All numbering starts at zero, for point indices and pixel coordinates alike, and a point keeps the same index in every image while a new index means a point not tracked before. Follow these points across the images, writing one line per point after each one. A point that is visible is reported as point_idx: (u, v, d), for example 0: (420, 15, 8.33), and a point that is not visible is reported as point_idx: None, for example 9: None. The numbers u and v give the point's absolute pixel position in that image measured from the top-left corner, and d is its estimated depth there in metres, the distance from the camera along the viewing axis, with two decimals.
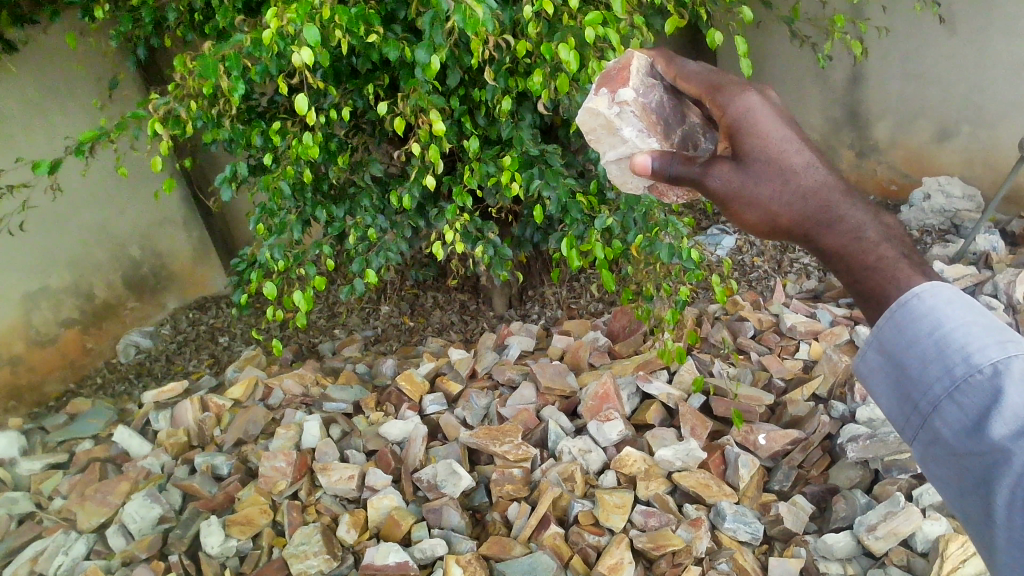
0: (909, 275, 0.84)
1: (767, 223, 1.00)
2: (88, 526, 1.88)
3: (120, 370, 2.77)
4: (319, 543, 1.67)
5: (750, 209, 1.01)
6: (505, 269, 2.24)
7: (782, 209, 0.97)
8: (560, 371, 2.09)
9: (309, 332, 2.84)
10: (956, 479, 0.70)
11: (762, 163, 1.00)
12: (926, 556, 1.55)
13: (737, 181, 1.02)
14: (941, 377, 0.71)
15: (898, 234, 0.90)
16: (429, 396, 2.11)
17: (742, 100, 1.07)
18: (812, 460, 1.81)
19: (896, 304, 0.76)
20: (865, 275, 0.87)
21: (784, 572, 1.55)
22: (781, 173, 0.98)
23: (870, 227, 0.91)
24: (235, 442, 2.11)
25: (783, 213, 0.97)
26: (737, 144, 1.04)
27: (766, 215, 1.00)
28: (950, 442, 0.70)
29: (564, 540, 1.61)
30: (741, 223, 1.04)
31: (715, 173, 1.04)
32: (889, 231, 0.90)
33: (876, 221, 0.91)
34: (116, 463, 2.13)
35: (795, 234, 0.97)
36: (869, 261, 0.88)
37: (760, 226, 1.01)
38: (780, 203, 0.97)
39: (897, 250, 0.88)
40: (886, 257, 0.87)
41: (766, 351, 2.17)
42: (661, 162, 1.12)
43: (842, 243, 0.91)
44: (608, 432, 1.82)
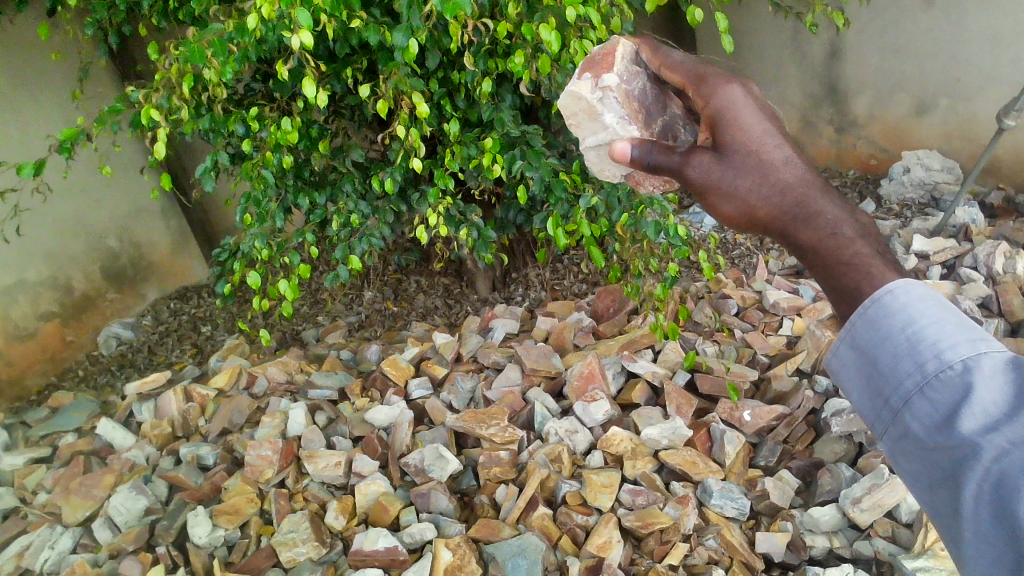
0: (883, 272, 0.82)
1: (745, 216, 1.01)
2: (73, 520, 1.87)
3: (102, 362, 2.75)
4: (307, 530, 1.67)
5: (728, 202, 1.02)
6: (488, 252, 2.23)
7: (760, 202, 0.98)
8: (545, 353, 2.09)
9: (292, 319, 2.82)
10: (924, 473, 0.71)
11: (741, 156, 1.02)
12: (910, 526, 1.57)
13: (716, 172, 1.03)
14: (912, 372, 0.71)
15: (875, 232, 0.89)
16: (414, 381, 2.10)
17: (725, 93, 1.07)
18: (796, 434, 1.82)
19: (869, 300, 0.77)
20: (838, 271, 0.86)
21: (772, 546, 1.55)
22: (760, 167, 0.99)
23: (846, 224, 0.90)
24: (221, 431, 2.10)
25: (760, 207, 0.98)
26: (720, 136, 1.04)
27: (743, 208, 1.01)
28: (919, 437, 0.71)
29: (552, 521, 1.61)
30: (720, 216, 1.06)
31: (695, 164, 1.05)
32: (865, 229, 0.89)
33: (852, 218, 0.90)
34: (99, 456, 2.12)
35: (773, 229, 0.98)
36: (844, 257, 0.86)
37: (738, 219, 1.03)
38: (758, 196, 0.98)
39: (871, 247, 0.87)
40: (860, 254, 0.86)
41: (750, 327, 2.17)
42: (640, 151, 1.13)
43: (816, 238, 0.91)
44: (594, 412, 1.82)
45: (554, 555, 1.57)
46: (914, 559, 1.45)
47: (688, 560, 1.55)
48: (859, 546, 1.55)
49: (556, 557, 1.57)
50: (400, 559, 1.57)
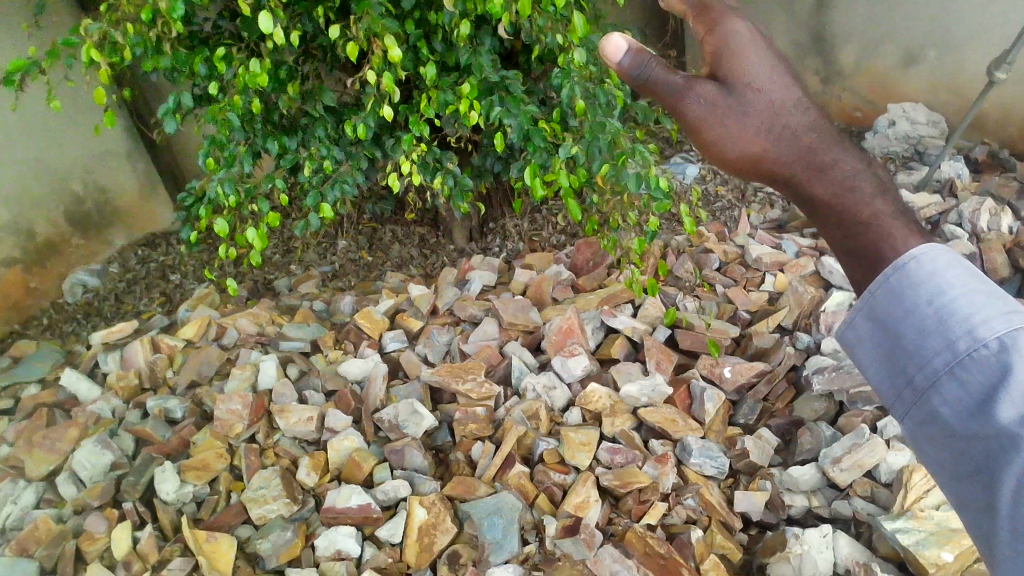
0: (906, 237, 0.79)
1: (747, 161, 0.92)
2: (36, 475, 1.82)
3: (67, 311, 2.68)
4: (278, 487, 1.65)
5: (729, 142, 0.91)
6: (464, 201, 2.17)
7: (768, 148, 0.90)
8: (523, 307, 2.04)
9: (264, 268, 2.74)
10: (953, 458, 0.67)
11: (748, 92, 0.91)
12: (890, 486, 1.56)
13: (722, 106, 0.91)
14: (942, 351, 0.66)
15: (891, 190, 0.86)
16: (389, 334, 2.06)
17: (732, 25, 0.96)
18: (777, 392, 1.80)
19: (892, 268, 0.71)
20: (857, 230, 0.82)
21: (750, 505, 1.54)
22: (770, 108, 0.90)
23: (864, 181, 0.85)
24: (189, 384, 2.04)
25: (767, 155, 0.90)
26: (722, 66, 0.93)
27: (746, 152, 0.91)
28: (949, 421, 0.66)
29: (529, 479, 1.59)
30: (710, 155, 0.95)
31: (698, 92, 0.92)
32: (883, 187, 0.86)
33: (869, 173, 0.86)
34: (64, 408, 2.06)
35: (778, 177, 0.90)
36: (862, 216, 0.82)
37: (736, 163, 0.92)
38: (768, 137, 0.89)
39: (893, 208, 0.83)
40: (880, 212, 0.82)
41: (732, 283, 2.13)
42: (633, 61, 0.95)
43: (832, 193, 0.85)
44: (573, 368, 1.79)
45: (531, 515, 1.55)
46: (893, 521, 1.43)
47: (666, 520, 1.53)
48: (837, 506, 1.55)
49: (532, 516, 1.55)
50: (373, 517, 1.56)
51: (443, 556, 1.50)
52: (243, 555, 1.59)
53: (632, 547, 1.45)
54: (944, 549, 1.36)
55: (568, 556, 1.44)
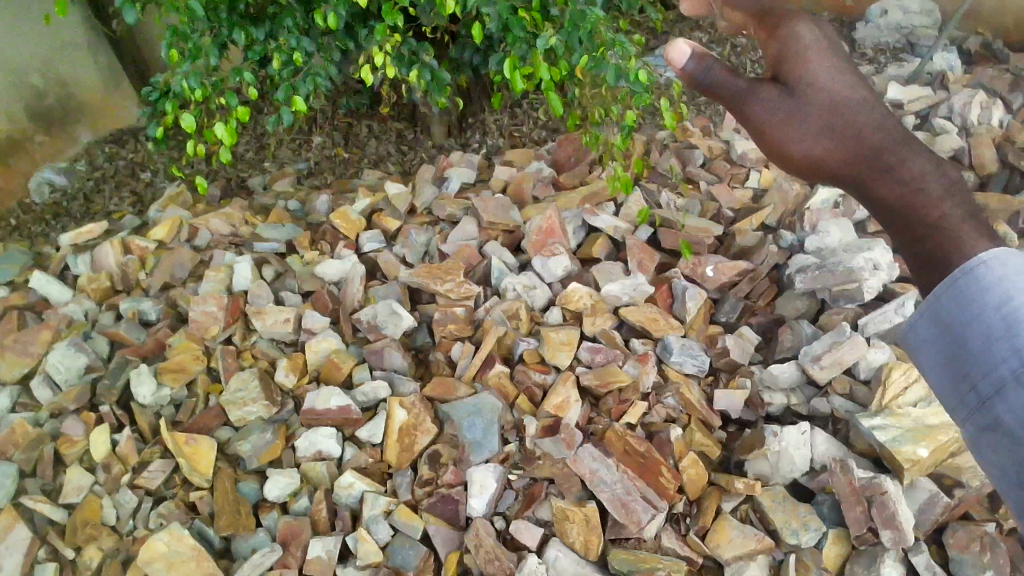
0: (975, 241, 0.82)
1: (810, 163, 0.97)
2: (10, 379, 1.80)
3: (35, 211, 2.59)
4: (256, 389, 1.63)
5: (792, 143, 0.97)
6: (442, 96, 2.09)
7: (831, 150, 0.94)
8: (503, 206, 1.97)
9: (238, 166, 2.66)
10: (1014, 463, 0.73)
11: (813, 94, 0.95)
12: (868, 383, 1.57)
13: (785, 110, 0.96)
14: (1008, 358, 0.72)
15: (961, 189, 0.88)
16: (366, 234, 2.01)
17: (795, 26, 0.98)
18: (758, 291, 1.78)
19: (960, 272, 0.76)
20: (925, 235, 0.85)
21: (729, 404, 1.55)
22: (834, 112, 0.94)
23: (932, 181, 0.88)
24: (163, 286, 2.00)
25: (829, 156, 0.95)
26: (784, 67, 0.97)
27: (809, 154, 0.96)
28: (1012, 428, 0.72)
29: (509, 380, 1.58)
30: (776, 156, 1.00)
31: (761, 97, 0.97)
32: (952, 187, 0.88)
33: (938, 174, 0.89)
34: (35, 311, 2.02)
35: (844, 178, 0.95)
36: (932, 219, 0.86)
37: (800, 164, 0.98)
38: (832, 143, 0.94)
39: (962, 209, 0.86)
40: (949, 216, 0.85)
41: (716, 180, 2.09)
42: (697, 65, 0.99)
43: (899, 195, 0.90)
44: (553, 268, 1.76)
45: (511, 415, 1.54)
46: (871, 418, 1.45)
47: (646, 419, 1.54)
48: (815, 403, 1.55)
49: (513, 416, 1.55)
50: (353, 418, 1.56)
51: (423, 458, 1.52)
52: (223, 458, 1.60)
53: (611, 447, 1.46)
54: (919, 444, 1.39)
55: (548, 456, 1.45)
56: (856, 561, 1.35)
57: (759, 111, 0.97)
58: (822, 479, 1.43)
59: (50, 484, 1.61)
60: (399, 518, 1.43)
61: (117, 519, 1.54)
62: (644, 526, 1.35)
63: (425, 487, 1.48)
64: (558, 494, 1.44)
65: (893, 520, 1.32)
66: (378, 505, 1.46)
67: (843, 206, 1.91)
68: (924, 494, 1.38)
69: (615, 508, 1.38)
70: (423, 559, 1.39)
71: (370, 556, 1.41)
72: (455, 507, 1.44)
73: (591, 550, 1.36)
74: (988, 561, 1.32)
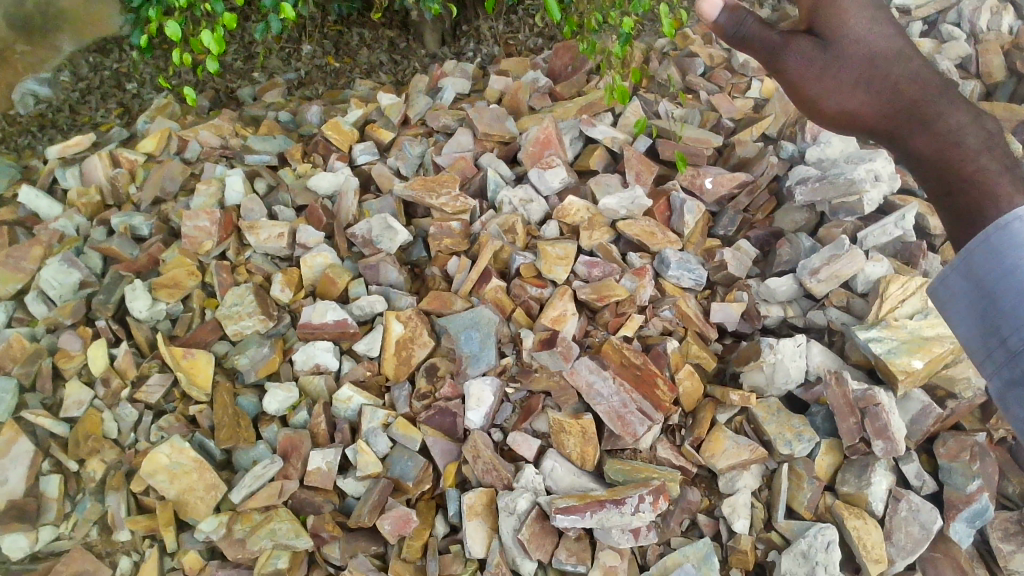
0: (1010, 196, 0.82)
1: (847, 116, 1.02)
2: (5, 295, 1.79)
3: (20, 122, 2.50)
4: (252, 304, 1.62)
5: (827, 98, 1.03)
6: (435, 2, 2.01)
7: (866, 104, 0.99)
8: (498, 117, 1.95)
9: (226, 76, 2.58)
10: None
11: (847, 46, 0.98)
12: (865, 296, 1.56)
13: (818, 63, 1.00)
14: None
15: (1000, 140, 0.88)
16: (358, 146, 1.96)
17: None
18: (758, 203, 1.76)
19: (994, 226, 0.74)
20: (960, 188, 0.87)
21: (726, 317, 1.55)
22: (868, 68, 0.98)
23: (969, 133, 0.89)
24: (153, 200, 1.97)
25: (864, 110, 1.00)
26: (817, 18, 1.00)
27: (844, 108, 1.02)
28: None
29: (506, 294, 1.58)
30: (813, 111, 1.06)
31: (792, 51, 1.02)
32: (989, 136, 0.88)
33: (975, 126, 0.89)
34: (25, 226, 1.99)
35: (879, 131, 0.99)
36: (966, 173, 0.86)
37: (837, 118, 1.04)
38: (867, 100, 0.99)
39: (1000, 162, 0.85)
40: (986, 168, 0.85)
41: (716, 90, 2.04)
42: (729, 20, 1.06)
43: (935, 149, 0.91)
44: (550, 180, 1.73)
45: (508, 329, 1.54)
46: (867, 330, 1.44)
47: (642, 332, 1.54)
48: (812, 316, 1.56)
49: (509, 330, 1.55)
50: (350, 333, 1.56)
51: (421, 370, 1.53)
52: (221, 371, 1.61)
53: (608, 358, 1.47)
54: (914, 357, 1.39)
55: (545, 368, 1.45)
56: (847, 470, 1.38)
57: (792, 65, 1.02)
58: (817, 390, 1.44)
59: (50, 397, 1.62)
60: (398, 430, 1.44)
61: (118, 431, 1.56)
62: (640, 437, 1.37)
63: (423, 399, 1.49)
64: (555, 407, 1.45)
65: (886, 430, 1.34)
66: (377, 418, 1.47)
67: None
68: (917, 405, 1.40)
69: (610, 419, 1.39)
70: (422, 470, 1.41)
71: (370, 467, 1.42)
72: (452, 419, 1.45)
73: (587, 460, 1.39)
74: (977, 469, 1.34)
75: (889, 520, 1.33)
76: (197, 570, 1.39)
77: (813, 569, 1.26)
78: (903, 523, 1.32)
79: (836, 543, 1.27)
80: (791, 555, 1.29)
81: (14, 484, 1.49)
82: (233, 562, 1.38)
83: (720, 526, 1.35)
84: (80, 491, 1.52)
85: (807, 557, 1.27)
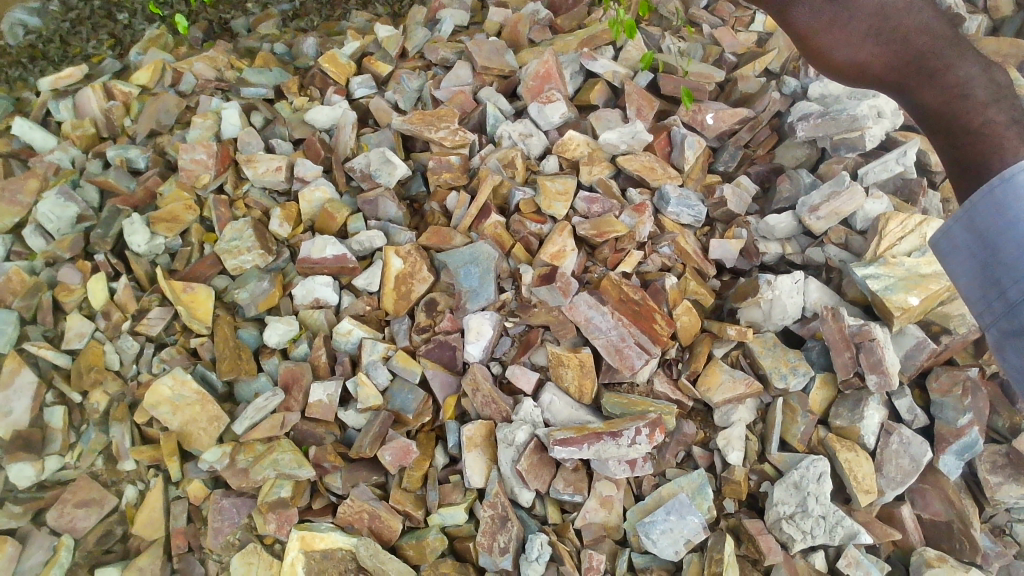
0: (1018, 149, 0.76)
1: (858, 69, 0.86)
2: (2, 228, 1.78)
3: (10, 53, 2.40)
4: (251, 239, 1.62)
5: (836, 51, 0.86)
6: None
7: (875, 56, 0.83)
8: (498, 49, 1.92)
9: (218, 6, 2.52)
10: None
11: None
12: (864, 234, 1.56)
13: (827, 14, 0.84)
14: None
15: (1010, 89, 0.79)
16: (356, 79, 1.94)
17: None
18: (758, 140, 1.76)
19: (999, 179, 0.75)
20: (965, 139, 0.79)
21: (724, 253, 1.55)
22: (881, 18, 0.81)
23: (979, 82, 0.79)
24: (149, 133, 1.94)
25: (872, 63, 0.84)
26: None
27: (851, 61, 0.85)
28: None
29: (505, 229, 1.57)
30: (818, 63, 0.89)
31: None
32: (1000, 86, 0.79)
33: (987, 75, 0.79)
34: (20, 159, 1.97)
35: (887, 83, 0.85)
36: (974, 125, 0.78)
37: (846, 70, 0.87)
38: (876, 52, 0.83)
39: (1009, 113, 0.77)
40: (995, 122, 0.77)
41: (719, 23, 2.00)
42: None
43: (943, 101, 0.80)
44: (550, 115, 1.71)
45: (507, 264, 1.55)
46: (865, 267, 1.45)
47: (641, 268, 1.54)
48: (810, 253, 1.56)
49: (508, 265, 1.55)
50: (349, 268, 1.56)
51: (421, 304, 1.54)
52: (221, 305, 1.62)
53: (606, 295, 1.47)
54: (910, 293, 1.40)
55: (544, 303, 1.46)
56: (840, 404, 1.40)
57: (796, 14, 0.86)
58: (813, 326, 1.45)
59: (52, 330, 1.63)
60: (398, 363, 1.46)
61: (120, 363, 1.57)
62: (637, 370, 1.39)
63: (423, 333, 1.51)
64: (553, 341, 1.46)
65: (880, 365, 1.36)
66: (377, 351, 1.48)
67: None
68: (911, 341, 1.41)
69: (609, 353, 1.41)
70: (422, 403, 1.43)
71: (370, 399, 1.44)
72: (452, 352, 1.47)
73: (585, 394, 1.41)
74: (968, 404, 1.36)
75: (880, 453, 1.36)
76: (202, 498, 1.44)
77: (805, 499, 1.29)
78: (894, 456, 1.35)
79: (827, 474, 1.30)
80: (783, 485, 1.31)
81: (19, 415, 1.51)
82: (237, 491, 1.41)
83: (714, 458, 1.38)
84: (84, 422, 1.55)
85: (798, 487, 1.30)
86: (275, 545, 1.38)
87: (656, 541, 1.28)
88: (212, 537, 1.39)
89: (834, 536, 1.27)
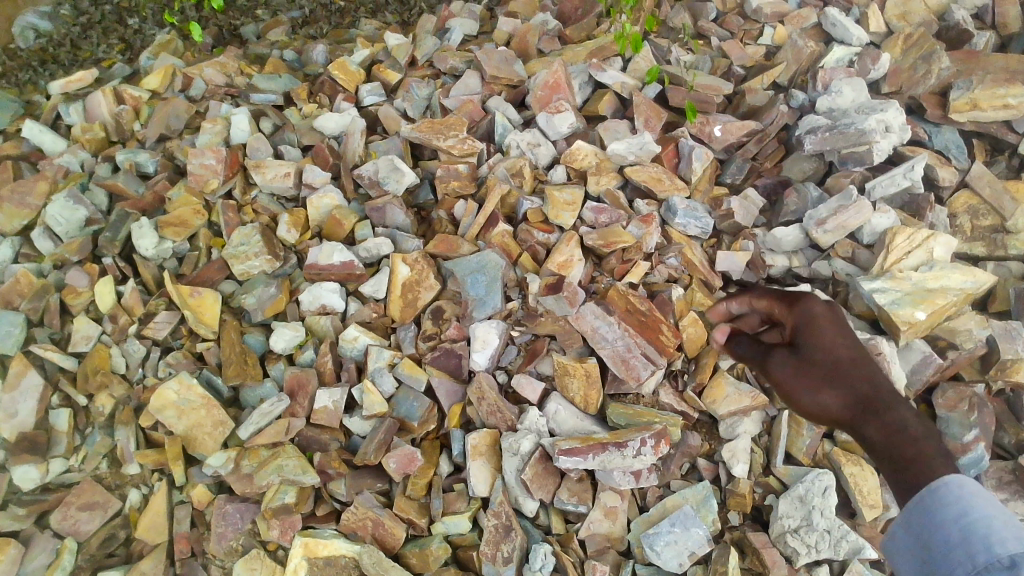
0: (942, 470, 1.04)
1: (820, 413, 1.21)
2: (11, 230, 1.79)
3: (21, 57, 2.42)
4: (259, 244, 1.62)
5: (805, 399, 1.22)
6: None
7: (834, 402, 1.19)
8: (507, 59, 1.92)
9: (228, 12, 2.53)
10: None
11: (817, 350, 1.22)
12: (871, 247, 1.56)
13: (795, 362, 1.22)
14: (965, 562, 0.94)
15: (935, 433, 1.11)
16: (365, 87, 1.95)
17: (808, 303, 1.26)
18: (766, 152, 1.76)
19: (930, 488, 1.01)
20: (907, 466, 1.07)
21: (731, 265, 1.57)
22: (837, 366, 1.20)
23: (913, 424, 1.12)
24: (158, 138, 1.95)
25: (832, 404, 1.19)
26: (800, 337, 1.24)
27: (818, 403, 1.20)
28: None
29: (513, 238, 1.58)
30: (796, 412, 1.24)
31: (773, 363, 1.25)
32: (928, 428, 1.12)
33: (919, 421, 1.12)
34: (30, 162, 1.98)
35: (844, 421, 1.18)
36: (913, 453, 1.08)
37: (814, 415, 1.22)
38: (835, 399, 1.19)
39: (934, 449, 1.08)
40: (927, 454, 1.07)
41: (728, 35, 2.00)
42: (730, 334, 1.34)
43: (887, 436, 1.12)
44: (558, 125, 1.72)
45: (514, 273, 1.55)
46: (872, 281, 1.45)
47: (648, 279, 1.54)
48: (817, 266, 1.56)
49: (515, 274, 1.55)
50: (356, 275, 1.57)
51: (427, 312, 1.54)
52: (228, 310, 1.62)
53: (613, 305, 1.47)
54: (918, 308, 1.40)
55: (550, 312, 1.45)
56: None
57: (776, 374, 1.24)
58: None
59: (58, 333, 1.64)
60: (404, 371, 1.46)
61: (126, 367, 1.58)
62: (643, 381, 1.39)
63: (429, 341, 1.51)
64: (560, 350, 1.46)
65: (886, 380, 1.36)
66: (382, 358, 1.48)
67: (858, 66, 1.82)
68: (917, 355, 1.42)
69: (614, 364, 1.41)
70: (427, 411, 1.44)
71: (376, 406, 1.44)
72: (458, 361, 1.47)
73: (590, 404, 1.42)
74: (974, 420, 1.37)
75: None
76: (206, 503, 1.44)
77: (810, 512, 1.28)
78: None
79: (832, 489, 1.29)
80: (788, 499, 1.32)
81: (24, 417, 1.51)
82: (241, 496, 1.41)
83: (719, 470, 1.38)
84: (89, 425, 1.55)
85: (803, 501, 1.30)
86: (277, 551, 1.38)
87: (660, 552, 1.27)
88: (215, 542, 1.39)
89: (839, 551, 1.26)
